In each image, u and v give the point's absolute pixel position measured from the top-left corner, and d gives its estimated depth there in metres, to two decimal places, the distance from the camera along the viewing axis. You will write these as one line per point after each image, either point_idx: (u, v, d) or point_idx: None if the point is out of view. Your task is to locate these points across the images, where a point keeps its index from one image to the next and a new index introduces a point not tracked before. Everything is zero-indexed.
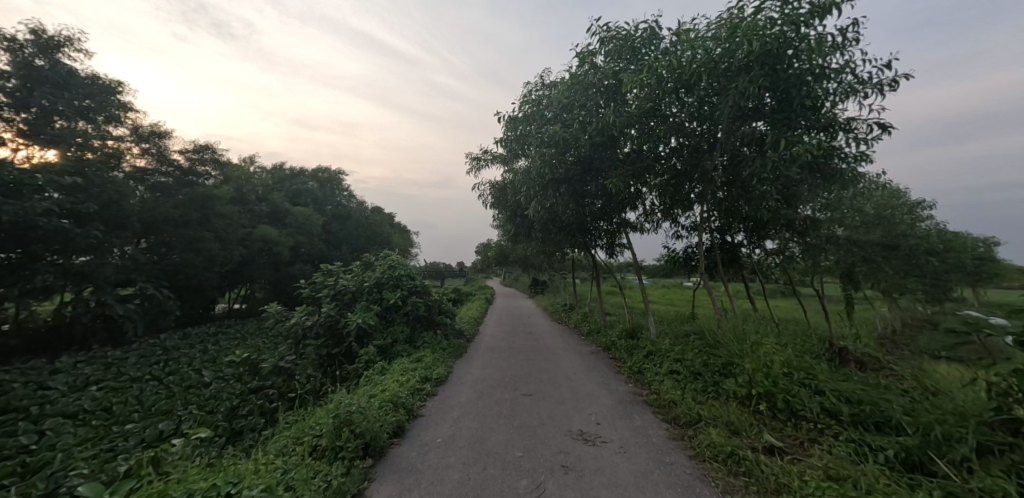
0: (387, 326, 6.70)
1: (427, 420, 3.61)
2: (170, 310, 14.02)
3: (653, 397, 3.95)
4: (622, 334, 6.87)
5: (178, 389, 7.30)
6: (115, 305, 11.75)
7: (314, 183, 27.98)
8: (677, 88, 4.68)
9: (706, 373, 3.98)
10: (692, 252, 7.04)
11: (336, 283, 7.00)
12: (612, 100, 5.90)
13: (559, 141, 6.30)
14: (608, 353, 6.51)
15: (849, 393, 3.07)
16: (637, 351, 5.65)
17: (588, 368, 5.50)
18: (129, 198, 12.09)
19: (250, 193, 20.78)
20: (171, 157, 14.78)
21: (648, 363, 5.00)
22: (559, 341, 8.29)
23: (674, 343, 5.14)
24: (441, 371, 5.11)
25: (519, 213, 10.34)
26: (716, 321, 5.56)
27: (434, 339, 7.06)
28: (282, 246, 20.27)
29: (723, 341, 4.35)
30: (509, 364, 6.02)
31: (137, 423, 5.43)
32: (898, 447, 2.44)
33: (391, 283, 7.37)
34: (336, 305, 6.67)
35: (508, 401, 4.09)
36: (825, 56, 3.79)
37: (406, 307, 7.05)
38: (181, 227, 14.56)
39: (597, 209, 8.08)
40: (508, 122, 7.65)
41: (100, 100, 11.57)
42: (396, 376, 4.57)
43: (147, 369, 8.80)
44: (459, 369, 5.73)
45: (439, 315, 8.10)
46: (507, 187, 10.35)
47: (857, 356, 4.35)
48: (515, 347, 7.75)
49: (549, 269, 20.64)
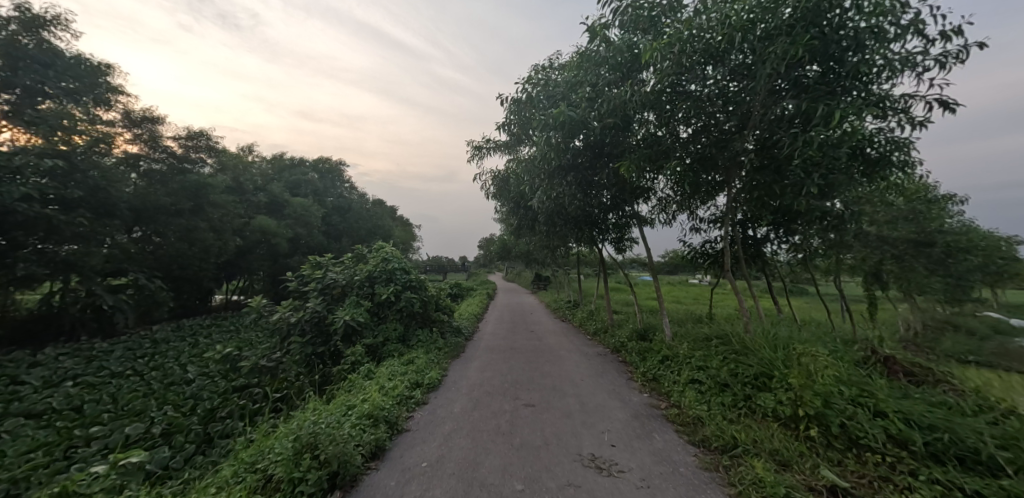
0: (378, 323, 6.23)
1: (413, 436, 3.11)
2: (164, 301, 13.64)
3: (675, 413, 3.42)
4: (632, 336, 6.36)
5: (158, 385, 6.86)
6: (104, 295, 11.38)
7: (314, 175, 27.59)
8: (703, 60, 4.07)
9: (737, 387, 3.44)
10: (709, 247, 6.51)
11: (325, 276, 6.49)
12: (627, 77, 5.28)
13: (566, 124, 5.72)
14: (618, 355, 6.01)
15: (918, 417, 2.47)
16: (651, 355, 5.14)
17: (596, 373, 5.01)
18: (120, 185, 11.70)
19: (248, 183, 20.39)
20: (164, 143, 14.37)
21: (665, 370, 4.48)
22: (564, 340, 7.80)
23: (694, 349, 4.60)
24: (433, 376, 4.61)
25: (522, 204, 9.81)
26: (739, 323, 5.02)
27: (429, 337, 6.61)
28: (280, 237, 19.90)
29: (753, 348, 3.81)
30: (510, 367, 5.52)
31: (105, 425, 4.99)
32: (1002, 492, 1.80)
33: (384, 277, 6.88)
34: (324, 300, 6.18)
35: (508, 414, 3.59)
36: (884, 13, 3.14)
37: (399, 303, 6.57)
38: (174, 216, 14.18)
39: (606, 200, 7.53)
40: (511, 105, 7.06)
41: (88, 82, 11.12)
42: (381, 381, 4.07)
43: (130, 363, 8.38)
44: (455, 372, 5.23)
45: (436, 311, 7.64)
46: (510, 177, 9.83)
47: (908, 366, 3.72)
48: (517, 347, 7.26)
49: (551, 265, 20.15)
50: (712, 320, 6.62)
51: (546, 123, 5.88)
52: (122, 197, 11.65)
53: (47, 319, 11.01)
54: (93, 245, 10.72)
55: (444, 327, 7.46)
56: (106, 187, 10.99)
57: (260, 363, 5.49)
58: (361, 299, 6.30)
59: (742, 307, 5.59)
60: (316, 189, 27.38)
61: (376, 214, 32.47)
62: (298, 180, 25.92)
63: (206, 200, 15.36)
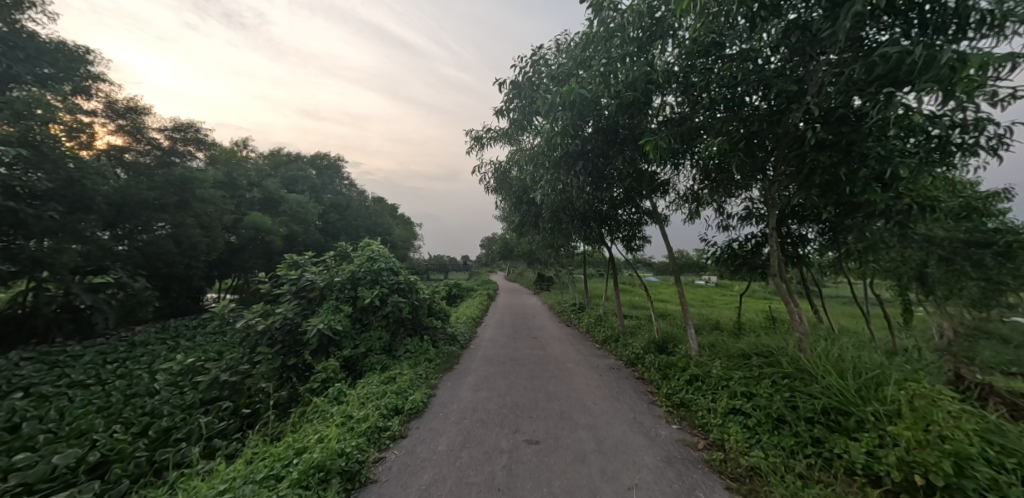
0: (361, 331, 5.52)
1: (376, 493, 2.32)
2: (149, 301, 13.00)
3: (721, 459, 2.61)
4: (653, 347, 5.57)
5: (116, 399, 6.10)
6: (82, 294, 10.74)
7: (311, 171, 27.00)
8: (746, 20, 3.19)
9: (801, 426, 2.61)
10: (737, 247, 5.71)
11: (300, 277, 5.70)
12: (648, 46, 4.39)
13: (572, 104, 4.87)
14: (634, 370, 5.25)
15: None
16: (675, 373, 4.36)
17: (611, 395, 4.25)
18: (99, 178, 11.06)
19: (242, 178, 19.77)
20: (149, 135, 13.74)
21: (696, 396, 3.68)
22: (571, 349, 7.03)
23: (729, 368, 3.80)
24: (416, 399, 3.84)
25: (525, 199, 9.07)
26: (779, 336, 4.25)
27: (420, 347, 5.91)
28: (274, 234, 19.28)
29: (815, 373, 2.99)
30: (510, 384, 4.75)
31: (34, 451, 4.21)
32: None
33: (369, 279, 6.06)
34: (299, 305, 5.43)
35: (506, 457, 2.80)
36: None
37: (385, 308, 5.82)
38: (160, 211, 13.51)
39: (618, 194, 6.81)
40: (512, 89, 6.03)
41: (63, 67, 10.43)
42: (349, 409, 3.30)
43: (95, 371, 7.63)
44: (444, 391, 4.46)
45: (429, 317, 6.96)
46: (511, 169, 9.08)
47: (1011, 398, 2.89)
48: (518, 356, 6.51)
49: (553, 264, 19.43)
50: (741, 332, 5.81)
51: (552, 102, 5.00)
52: (100, 191, 10.96)
53: (20, 320, 10.41)
54: (65, 241, 10.01)
55: (437, 334, 6.75)
56: (81, 179, 10.28)
57: (221, 378, 4.68)
58: (340, 303, 5.51)
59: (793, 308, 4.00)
60: (313, 186, 26.76)
61: (375, 211, 31.89)
62: (295, 176, 25.33)
63: (193, 194, 14.67)
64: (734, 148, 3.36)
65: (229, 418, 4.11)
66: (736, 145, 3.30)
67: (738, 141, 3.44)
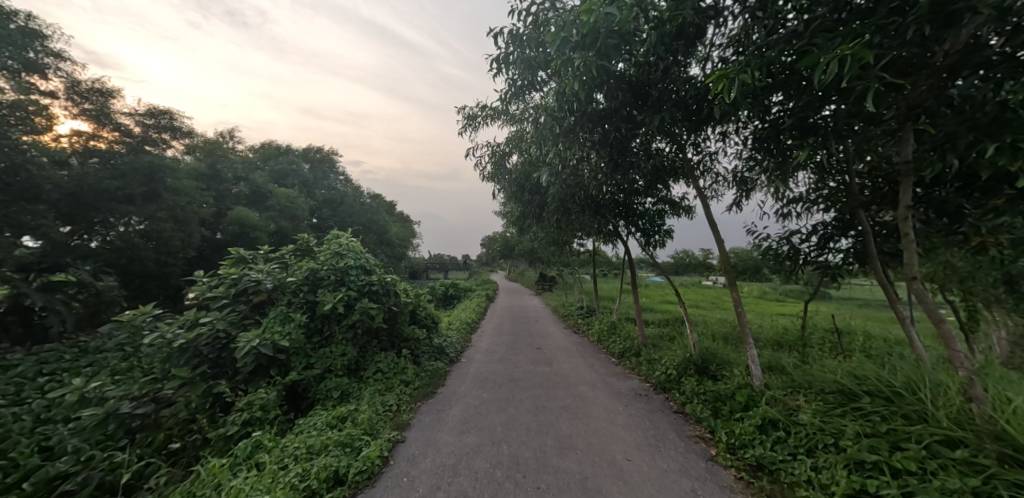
0: (319, 347, 4.32)
1: None
2: (115, 302, 11.33)
3: None
4: (693, 371, 4.35)
5: (14, 429, 4.74)
6: (32, 295, 8.91)
7: (303, 165, 26.01)
8: None
9: None
10: (798, 242, 4.43)
11: (244, 276, 4.39)
12: None
13: (590, 41, 3.38)
14: (670, 402, 4.03)
15: None
16: (737, 413, 3.12)
17: (648, 443, 3.06)
18: (49, 165, 9.90)
19: (226, 170, 18.81)
20: (118, 120, 12.62)
21: (780, 454, 2.44)
22: (583, 365, 5.85)
23: (829, 412, 2.55)
24: (369, 456, 2.60)
25: (528, 186, 7.87)
26: (890, 366, 2.95)
27: (394, 365, 4.71)
28: (260, 230, 18.16)
29: (1019, 445, 1.73)
30: (506, 421, 3.54)
31: None
32: None
33: (334, 280, 4.86)
34: (236, 313, 4.12)
35: None
36: None
37: (351, 316, 4.62)
38: (126, 203, 12.31)
39: (642, 175, 5.57)
40: (512, 36, 3.94)
41: (12, 40, 9.32)
42: (250, 488, 2.05)
43: (14, 387, 6.29)
44: (414, 435, 3.23)
45: (411, 324, 5.79)
46: (511, 152, 7.88)
47: None
48: (517, 375, 5.32)
49: (555, 263, 18.35)
50: (804, 351, 4.54)
51: (565, 40, 3.47)
52: (50, 178, 9.85)
53: None
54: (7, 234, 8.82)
55: (419, 347, 5.57)
56: (26, 164, 9.11)
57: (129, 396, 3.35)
58: (292, 310, 4.28)
59: (950, 349, 2.21)
60: (304, 180, 25.68)
61: (371, 209, 30.92)
62: (285, 170, 24.38)
63: (163, 184, 13.45)
64: (871, 71, 1.97)
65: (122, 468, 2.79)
66: (878, 63, 1.93)
67: (866, 66, 2.09)
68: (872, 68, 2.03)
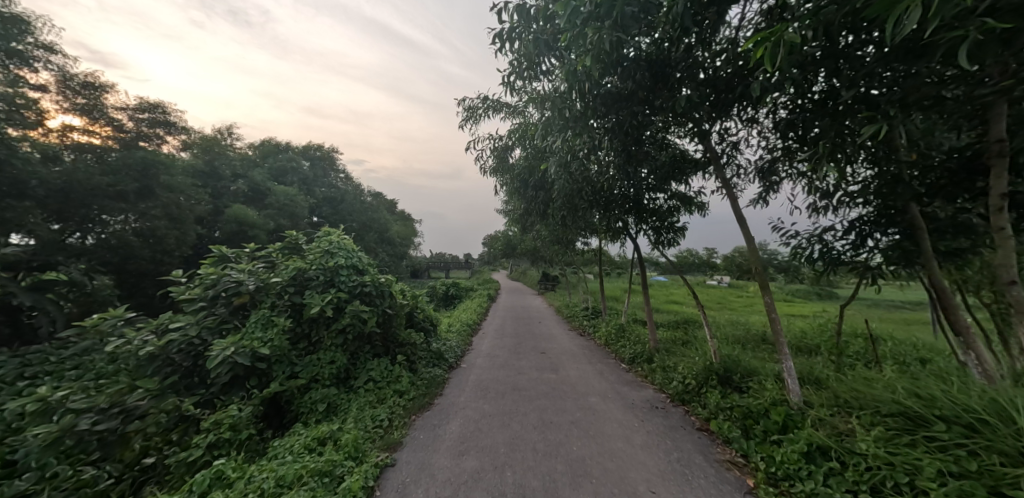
0: (304, 355, 3.94)
1: None
2: (108, 302, 10.98)
3: None
4: (714, 381, 3.99)
5: None
6: (19, 295, 8.54)
7: (303, 163, 25.77)
8: None
9: None
10: (830, 241, 4.01)
11: (223, 276, 3.99)
12: None
13: (605, 10, 2.96)
14: (691, 417, 3.65)
15: None
16: (775, 436, 2.73)
17: (671, 469, 2.67)
18: (36, 160, 9.58)
19: (223, 168, 18.52)
20: (110, 114, 12.31)
21: (838, 492, 2.03)
22: (591, 372, 5.47)
23: (894, 440, 2.15)
24: (348, 489, 2.21)
25: (532, 181, 7.49)
26: (959, 383, 2.52)
27: (387, 374, 4.34)
28: (259, 228, 17.83)
29: None
30: (509, 440, 3.16)
31: None
32: None
33: (323, 280, 4.49)
34: (213, 317, 3.74)
35: None
36: None
37: (341, 320, 4.25)
38: (118, 200, 11.98)
39: (656, 167, 5.17)
40: (516, 10, 3.52)
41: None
42: None
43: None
44: (406, 457, 2.86)
45: (407, 328, 5.42)
46: (513, 145, 7.49)
47: None
48: (521, 383, 4.93)
49: (558, 263, 18.00)
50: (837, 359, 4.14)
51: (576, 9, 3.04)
52: (36, 173, 9.57)
53: None
54: None
55: (416, 352, 5.21)
56: (10, 159, 8.77)
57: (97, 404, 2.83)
58: (277, 313, 3.92)
59: None
60: (304, 178, 25.39)
61: (372, 207, 30.61)
62: (284, 168, 24.16)
63: (157, 181, 13.07)
64: (972, 18, 1.54)
65: (88, 488, 2.30)
66: (982, 8, 1.49)
67: (960, 18, 1.66)
68: (970, 16, 1.60)
